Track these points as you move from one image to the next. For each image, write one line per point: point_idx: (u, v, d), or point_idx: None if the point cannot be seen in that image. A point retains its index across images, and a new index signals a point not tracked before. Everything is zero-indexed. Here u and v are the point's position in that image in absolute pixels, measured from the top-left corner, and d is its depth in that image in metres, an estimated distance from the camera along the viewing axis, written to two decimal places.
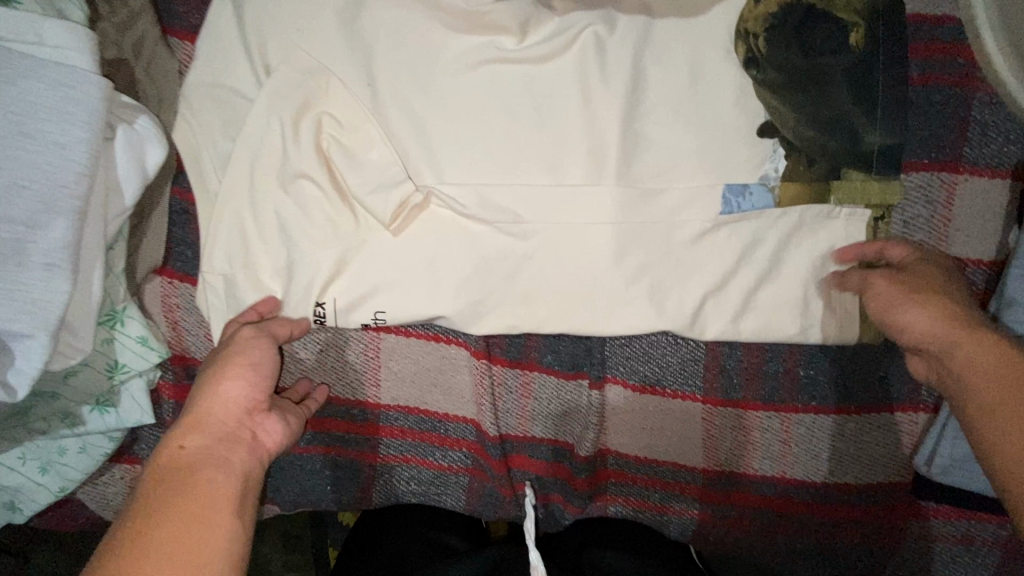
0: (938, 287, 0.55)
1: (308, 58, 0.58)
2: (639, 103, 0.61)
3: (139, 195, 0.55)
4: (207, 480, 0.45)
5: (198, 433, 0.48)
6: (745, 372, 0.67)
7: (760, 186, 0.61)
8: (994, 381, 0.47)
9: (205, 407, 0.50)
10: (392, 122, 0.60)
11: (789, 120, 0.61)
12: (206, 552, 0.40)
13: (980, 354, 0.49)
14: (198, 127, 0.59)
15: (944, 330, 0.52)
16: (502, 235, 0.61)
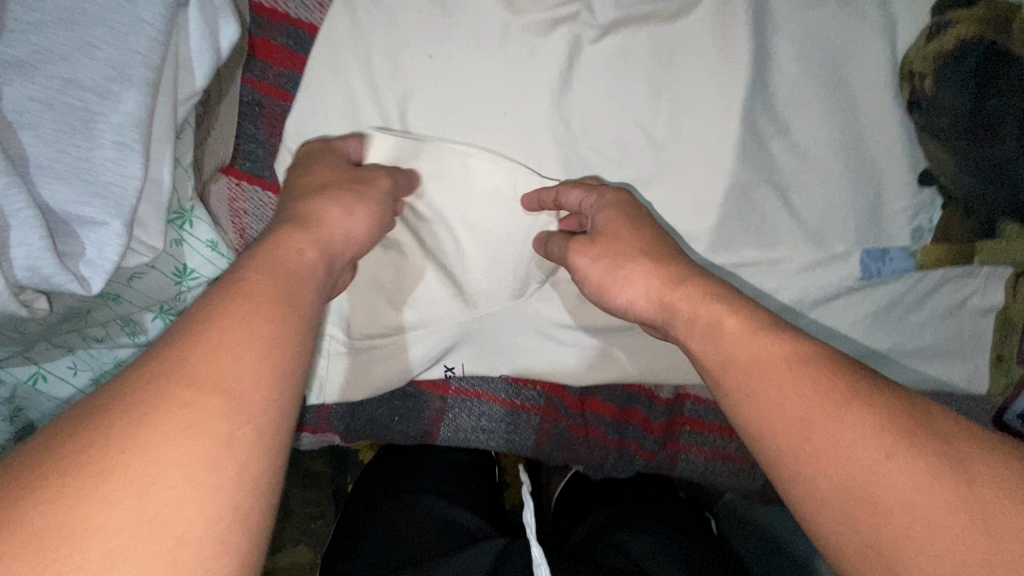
0: (809, 368, 0.34)
1: None
2: (768, 15, 0.55)
3: (211, 78, 0.48)
4: (301, 294, 0.36)
5: (315, 248, 0.40)
6: (859, 308, 0.60)
7: (901, 250, 0.59)
8: (915, 501, 0.28)
9: (324, 217, 0.42)
10: (493, 17, 0.53)
11: (953, 167, 0.56)
12: (265, 357, 0.31)
13: (865, 454, 0.30)
14: (277, 7, 0.52)
15: (836, 424, 0.31)
16: (609, 162, 0.56)
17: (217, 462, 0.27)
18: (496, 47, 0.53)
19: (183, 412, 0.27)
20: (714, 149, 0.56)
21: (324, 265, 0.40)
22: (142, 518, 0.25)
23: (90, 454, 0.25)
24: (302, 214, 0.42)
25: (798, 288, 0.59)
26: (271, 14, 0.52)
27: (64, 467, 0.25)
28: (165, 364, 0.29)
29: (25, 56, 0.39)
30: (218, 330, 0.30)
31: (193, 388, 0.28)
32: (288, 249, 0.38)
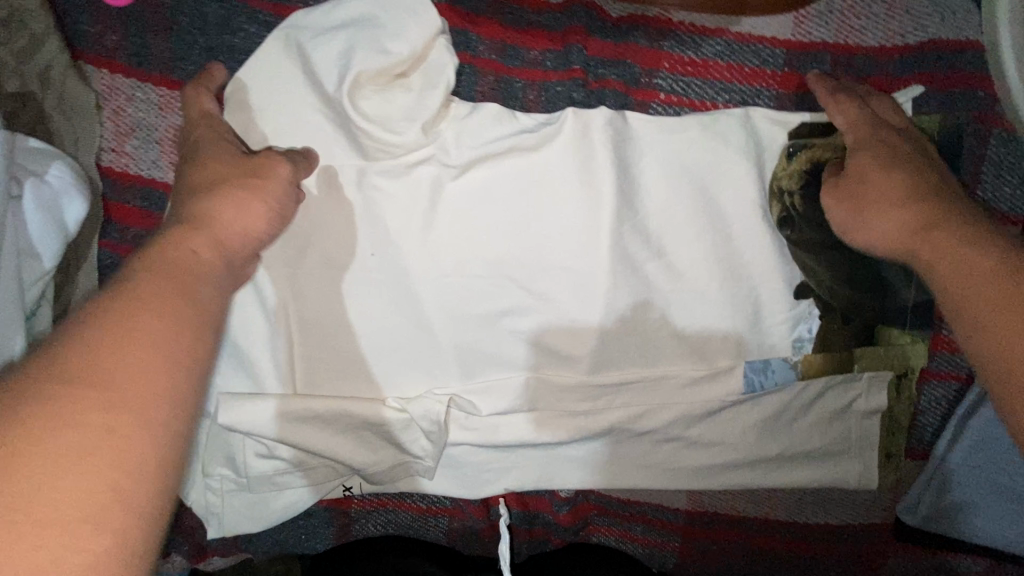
0: (932, 203, 0.47)
1: (253, 95, 0.51)
2: (630, 140, 0.55)
3: (60, 255, 0.48)
4: (201, 282, 0.37)
5: (213, 245, 0.41)
6: (740, 413, 0.60)
7: (782, 359, 0.59)
8: (965, 267, 0.41)
9: (220, 214, 0.43)
10: (352, 164, 0.53)
11: (825, 278, 0.57)
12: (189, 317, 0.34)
13: (960, 246, 0.42)
14: (130, 171, 0.52)
15: (934, 235, 0.45)
16: (483, 291, 0.57)
17: (166, 373, 0.31)
18: (357, 193, 0.54)
19: (135, 320, 0.32)
20: (586, 270, 0.57)
21: (224, 289, 0.39)
22: (102, 414, 0.28)
23: (94, 357, 0.29)
24: (206, 212, 0.43)
25: (682, 401, 0.59)
26: (124, 178, 0.52)
27: (65, 372, 0.28)
28: (112, 305, 0.32)
29: None
30: (160, 298, 0.34)
31: (145, 353, 0.31)
32: (184, 247, 0.39)
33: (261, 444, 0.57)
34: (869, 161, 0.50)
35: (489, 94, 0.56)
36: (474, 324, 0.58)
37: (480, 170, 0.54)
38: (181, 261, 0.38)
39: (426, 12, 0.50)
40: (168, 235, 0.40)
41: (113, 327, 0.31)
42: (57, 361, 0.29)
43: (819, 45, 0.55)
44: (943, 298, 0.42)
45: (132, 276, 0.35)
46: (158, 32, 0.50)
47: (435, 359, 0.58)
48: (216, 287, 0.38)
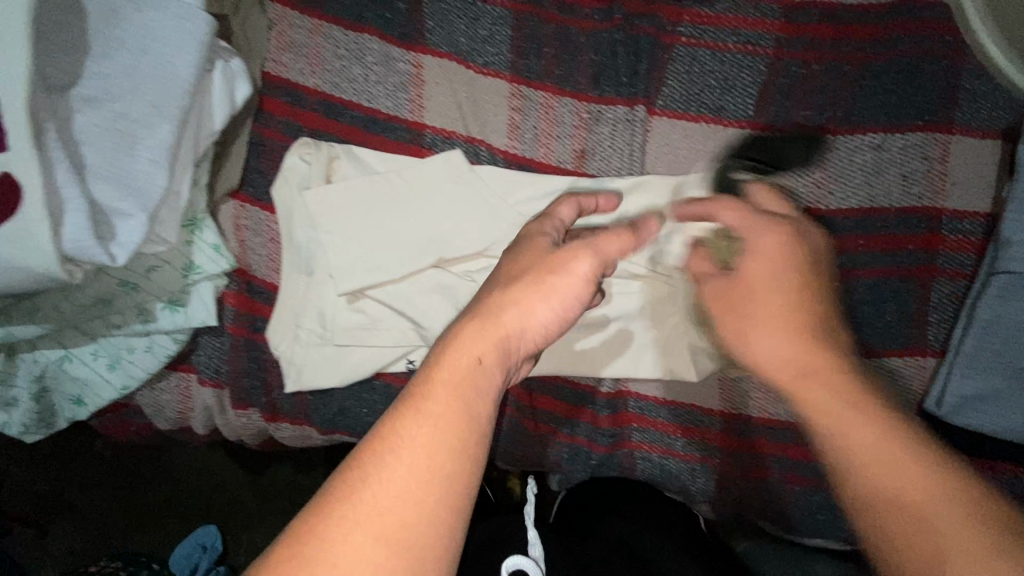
0: (839, 360, 0.47)
1: (375, 28, 0.69)
2: (660, 69, 0.69)
3: (226, 120, 0.63)
4: (486, 388, 0.43)
5: (496, 343, 0.45)
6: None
7: None
8: (855, 450, 0.42)
9: (504, 312, 0.46)
10: (443, 80, 0.70)
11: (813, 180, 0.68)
12: (460, 443, 0.40)
13: (862, 439, 0.42)
14: (279, 76, 0.69)
15: (849, 425, 0.43)
16: (527, 179, 0.68)
17: (457, 454, 0.40)
18: (444, 99, 0.70)
19: (441, 404, 0.41)
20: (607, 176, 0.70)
21: (498, 345, 0.45)
22: (425, 489, 0.38)
23: (355, 498, 0.38)
24: (490, 307, 0.46)
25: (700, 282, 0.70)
26: (275, 81, 0.69)
27: (405, 413, 0.41)
28: (400, 413, 0.41)
29: (95, 96, 0.54)
30: (432, 405, 0.41)
31: (420, 447, 0.39)
32: (478, 347, 0.44)
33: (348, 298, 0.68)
34: (768, 309, 0.50)
35: (550, 38, 0.70)
36: (522, 206, 0.68)
37: (540, 87, 0.70)
38: (510, 330, 0.46)
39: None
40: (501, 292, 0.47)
41: (445, 403, 0.41)
42: (343, 490, 0.38)
43: (806, 3, 0.69)
44: (871, 501, 0.41)
45: (429, 379, 0.42)
46: None
47: (486, 233, 0.68)
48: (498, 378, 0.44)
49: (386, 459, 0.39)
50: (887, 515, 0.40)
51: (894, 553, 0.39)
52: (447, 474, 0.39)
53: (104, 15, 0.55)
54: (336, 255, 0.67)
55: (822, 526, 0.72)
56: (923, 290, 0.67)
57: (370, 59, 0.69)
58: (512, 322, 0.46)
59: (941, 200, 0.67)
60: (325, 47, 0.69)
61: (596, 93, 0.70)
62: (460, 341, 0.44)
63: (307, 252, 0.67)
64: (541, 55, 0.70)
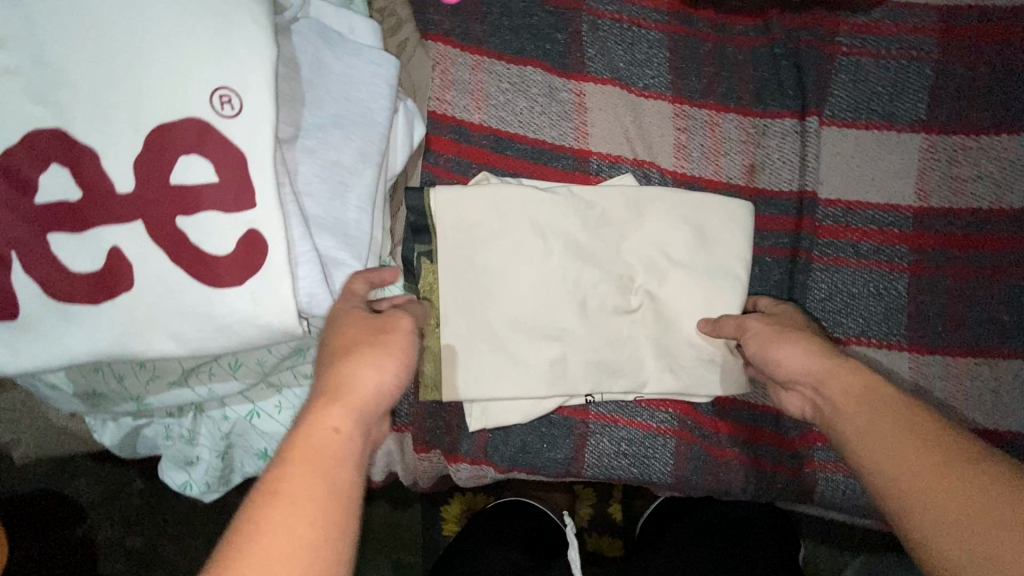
0: (838, 371, 0.49)
1: (536, 60, 0.69)
2: (825, 79, 0.69)
3: (405, 159, 0.63)
4: (348, 462, 0.39)
5: (358, 411, 0.42)
6: (952, 302, 0.67)
7: (977, 251, 0.67)
8: (880, 442, 0.43)
9: (355, 380, 0.43)
10: (606, 106, 0.69)
11: (995, 180, 0.67)
12: (326, 508, 0.36)
13: (875, 424, 0.44)
14: (445, 113, 0.68)
15: (855, 416, 0.46)
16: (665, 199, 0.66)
17: (323, 514, 0.36)
18: (609, 126, 0.69)
19: (306, 460, 0.38)
20: (783, 187, 0.69)
21: (354, 418, 0.42)
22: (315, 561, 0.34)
23: (243, 551, 0.34)
24: (335, 379, 0.43)
25: (887, 289, 0.68)
26: (441, 118, 0.68)
27: (285, 464, 0.38)
28: (266, 474, 0.37)
29: (314, 145, 0.53)
30: (290, 466, 0.37)
31: (267, 530, 0.34)
32: (328, 420, 0.40)
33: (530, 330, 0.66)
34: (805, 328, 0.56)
35: (709, 56, 0.70)
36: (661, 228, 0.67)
37: (702, 106, 0.70)
38: (367, 395, 0.43)
39: (658, 5, 0.70)
40: (362, 337, 0.45)
41: (299, 464, 0.38)
42: (223, 562, 0.33)
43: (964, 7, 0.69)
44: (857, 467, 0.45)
45: (277, 459, 0.38)
46: (471, 19, 0.69)
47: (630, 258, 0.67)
48: (360, 448, 0.41)
49: (264, 515, 0.35)
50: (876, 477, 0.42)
51: (935, 541, 0.37)
52: (317, 531, 0.35)
53: (313, 64, 0.54)
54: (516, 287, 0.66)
55: None
56: None
57: (533, 91, 0.69)
58: (367, 384, 0.43)
59: None
60: (488, 83, 0.69)
61: (759, 108, 0.69)
62: (304, 430, 0.39)
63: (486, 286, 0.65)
64: (701, 74, 0.70)
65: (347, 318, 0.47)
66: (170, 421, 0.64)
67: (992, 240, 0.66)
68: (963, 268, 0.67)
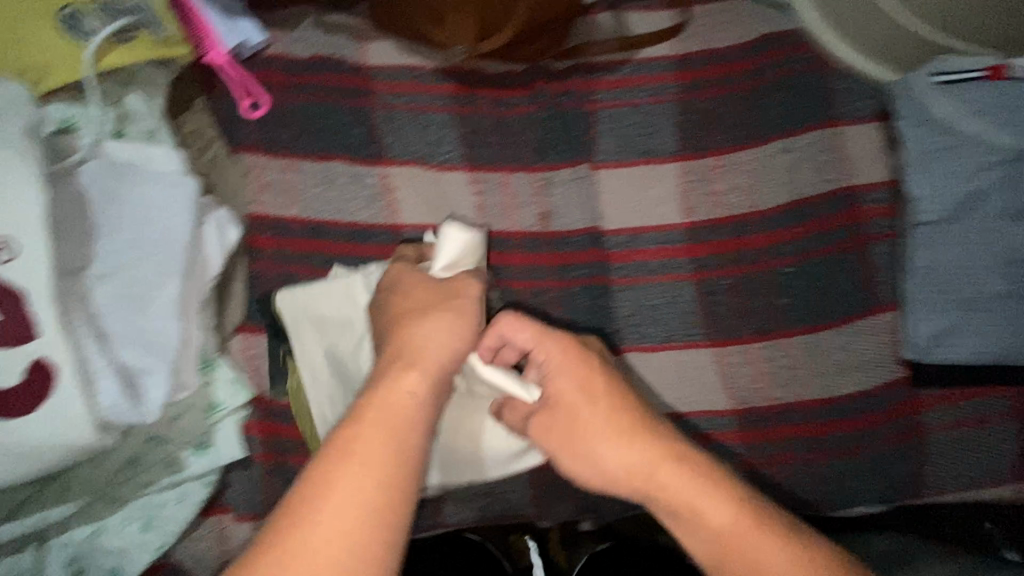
0: (685, 472, 0.51)
1: (339, 153, 0.78)
2: (590, 131, 0.80)
3: (222, 260, 0.68)
4: (422, 416, 0.50)
5: (429, 372, 0.53)
6: (733, 297, 0.76)
7: (745, 250, 0.77)
8: (699, 506, 0.50)
9: (430, 339, 0.55)
10: (408, 182, 0.78)
11: (748, 187, 0.78)
12: (395, 474, 0.46)
13: (732, 521, 0.49)
14: (261, 214, 0.75)
15: (671, 484, 0.51)
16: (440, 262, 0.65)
17: (385, 471, 0.46)
18: (414, 199, 0.78)
19: (371, 428, 0.48)
20: (574, 226, 0.79)
21: (428, 376, 0.53)
22: (384, 511, 0.44)
23: (314, 510, 0.43)
24: (410, 345, 0.54)
25: (677, 295, 0.77)
26: (259, 218, 0.75)
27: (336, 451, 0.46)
28: (332, 450, 0.46)
29: (110, 271, 0.59)
30: (359, 442, 0.46)
31: (355, 472, 0.45)
32: (401, 387, 0.51)
33: None
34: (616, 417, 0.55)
35: (491, 126, 0.81)
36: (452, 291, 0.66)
37: (493, 168, 0.79)
38: (434, 352, 0.54)
39: (440, 92, 0.81)
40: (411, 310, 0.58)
41: (369, 432, 0.47)
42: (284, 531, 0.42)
43: (692, 53, 0.83)
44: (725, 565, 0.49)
45: (357, 424, 0.48)
46: (275, 127, 0.78)
47: None
48: (427, 417, 0.51)
49: (343, 468, 0.45)
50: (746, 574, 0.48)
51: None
52: (387, 493, 0.45)
53: (106, 200, 0.61)
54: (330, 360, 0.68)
55: (857, 497, 0.74)
56: (859, 254, 0.76)
57: (341, 180, 0.77)
58: (421, 342, 0.55)
59: (851, 178, 0.77)
60: (299, 180, 0.77)
61: (542, 162, 0.80)
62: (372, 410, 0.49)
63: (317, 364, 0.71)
64: (487, 142, 0.80)
65: (411, 288, 0.60)
66: (14, 557, 0.61)
67: (755, 238, 0.77)
68: (735, 266, 0.77)
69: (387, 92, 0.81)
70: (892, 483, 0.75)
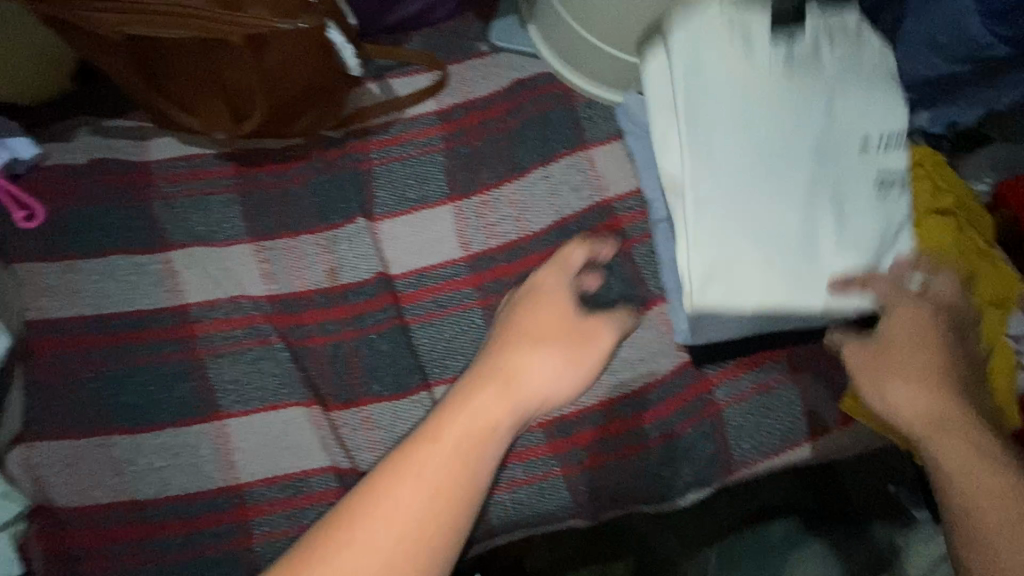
0: (948, 390, 0.64)
1: (123, 247, 0.80)
2: (368, 188, 0.87)
3: None
4: (490, 444, 0.57)
5: (540, 391, 0.61)
6: None
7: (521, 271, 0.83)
8: (968, 461, 0.60)
9: (529, 376, 0.61)
10: (195, 264, 0.81)
11: (519, 214, 0.85)
12: (440, 523, 0.52)
13: (955, 463, 0.60)
14: (40, 318, 0.76)
15: (944, 437, 0.62)
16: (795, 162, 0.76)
17: (440, 508, 0.53)
18: (201, 279, 0.80)
19: (424, 463, 0.54)
20: (363, 276, 0.83)
21: (509, 410, 0.59)
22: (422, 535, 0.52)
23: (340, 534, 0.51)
24: (507, 372, 0.61)
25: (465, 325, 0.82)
26: (38, 323, 0.76)
27: (440, 436, 0.56)
28: (386, 473, 0.54)
29: None
30: (441, 447, 0.55)
31: (388, 489, 0.53)
32: (521, 387, 0.60)
33: (159, 481, 0.72)
34: (910, 355, 0.66)
35: (274, 198, 0.86)
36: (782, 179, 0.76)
37: (279, 237, 0.84)
38: (535, 388, 0.61)
39: (222, 177, 0.87)
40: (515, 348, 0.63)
41: (449, 448, 0.55)
42: (325, 532, 0.52)
43: (453, 105, 0.92)
44: (971, 505, 0.58)
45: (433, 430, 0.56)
46: (55, 234, 0.80)
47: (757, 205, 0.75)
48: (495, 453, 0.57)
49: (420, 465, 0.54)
50: (979, 529, 0.57)
51: (981, 533, 0.57)
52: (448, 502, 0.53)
53: None
54: (122, 456, 0.72)
55: (672, 484, 0.78)
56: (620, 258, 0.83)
57: (125, 272, 0.79)
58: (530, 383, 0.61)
59: (606, 191, 0.86)
60: (81, 279, 0.78)
61: (326, 224, 0.85)
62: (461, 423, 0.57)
63: (107, 459, 0.71)
64: (272, 214, 0.85)
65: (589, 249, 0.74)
66: None
67: (528, 259, 0.84)
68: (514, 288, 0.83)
69: (169, 182, 0.86)
70: (702, 463, 0.78)
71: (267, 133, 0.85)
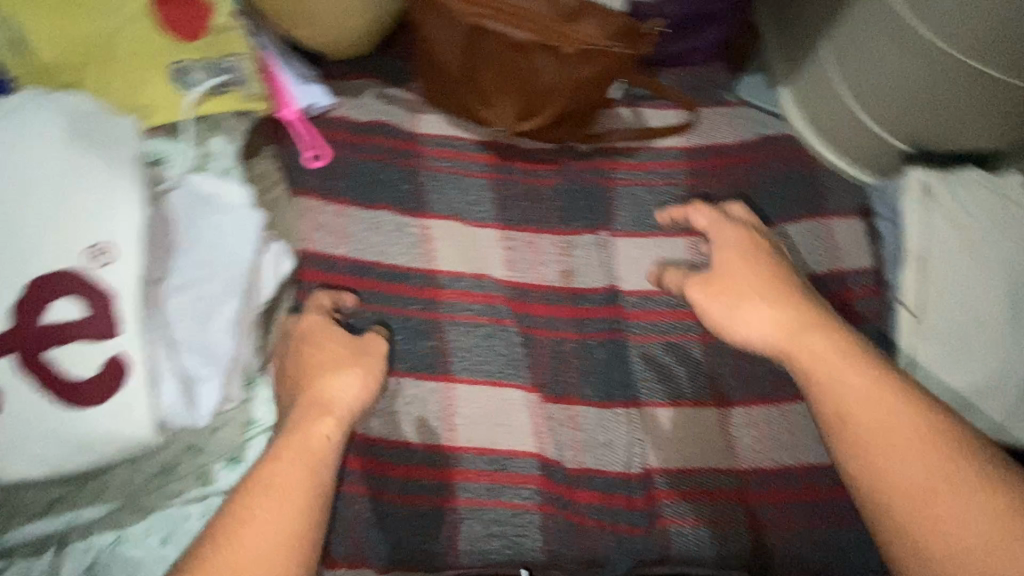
0: (946, 432, 0.56)
1: (391, 204, 0.88)
2: (611, 205, 0.91)
3: (271, 289, 0.75)
4: (305, 435, 0.61)
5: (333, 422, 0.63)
6: (737, 359, 0.84)
7: None
8: (899, 457, 0.56)
9: (337, 399, 0.65)
10: (449, 235, 0.87)
11: None
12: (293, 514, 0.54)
13: (916, 477, 0.55)
14: (314, 249, 0.83)
15: (908, 463, 0.56)
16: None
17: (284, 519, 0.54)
18: (452, 250, 0.87)
19: (284, 453, 0.59)
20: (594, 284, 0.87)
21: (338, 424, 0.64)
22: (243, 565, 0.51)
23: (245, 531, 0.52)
24: (311, 391, 0.66)
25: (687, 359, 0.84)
26: (311, 253, 0.83)
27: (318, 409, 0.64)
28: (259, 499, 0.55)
29: (184, 283, 0.66)
30: (289, 477, 0.57)
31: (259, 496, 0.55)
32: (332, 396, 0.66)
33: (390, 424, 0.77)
34: (879, 392, 0.59)
35: (524, 193, 0.91)
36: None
37: (525, 228, 0.89)
38: (334, 400, 0.65)
39: (478, 163, 0.92)
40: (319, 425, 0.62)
41: (280, 477, 0.56)
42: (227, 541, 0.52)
43: (700, 145, 0.96)
44: (884, 504, 0.55)
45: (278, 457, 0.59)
46: (335, 178, 0.88)
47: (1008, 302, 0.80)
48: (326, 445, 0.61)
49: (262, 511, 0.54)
50: (918, 535, 0.53)
51: (927, 552, 0.52)
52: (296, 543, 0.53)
53: (184, 226, 0.68)
54: None
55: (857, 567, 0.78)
56: None
57: (389, 227, 0.86)
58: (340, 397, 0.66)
59: (840, 263, 0.89)
60: (352, 224, 0.86)
61: (566, 227, 0.89)
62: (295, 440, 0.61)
63: None
64: (520, 206, 0.90)
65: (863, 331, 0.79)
66: (29, 562, 0.63)
67: None
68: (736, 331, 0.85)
69: (434, 158, 0.92)
70: None
71: (546, 136, 0.89)
